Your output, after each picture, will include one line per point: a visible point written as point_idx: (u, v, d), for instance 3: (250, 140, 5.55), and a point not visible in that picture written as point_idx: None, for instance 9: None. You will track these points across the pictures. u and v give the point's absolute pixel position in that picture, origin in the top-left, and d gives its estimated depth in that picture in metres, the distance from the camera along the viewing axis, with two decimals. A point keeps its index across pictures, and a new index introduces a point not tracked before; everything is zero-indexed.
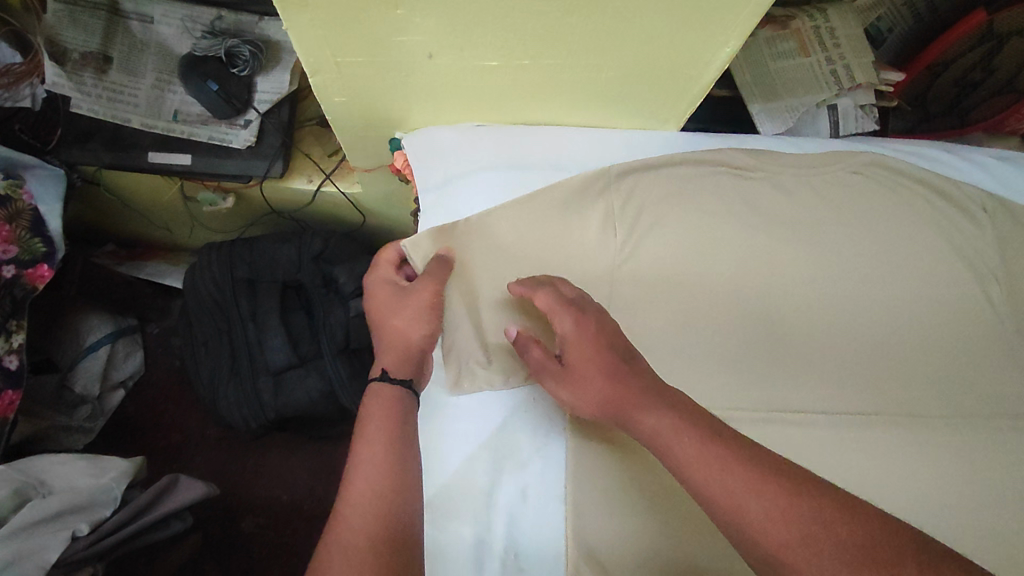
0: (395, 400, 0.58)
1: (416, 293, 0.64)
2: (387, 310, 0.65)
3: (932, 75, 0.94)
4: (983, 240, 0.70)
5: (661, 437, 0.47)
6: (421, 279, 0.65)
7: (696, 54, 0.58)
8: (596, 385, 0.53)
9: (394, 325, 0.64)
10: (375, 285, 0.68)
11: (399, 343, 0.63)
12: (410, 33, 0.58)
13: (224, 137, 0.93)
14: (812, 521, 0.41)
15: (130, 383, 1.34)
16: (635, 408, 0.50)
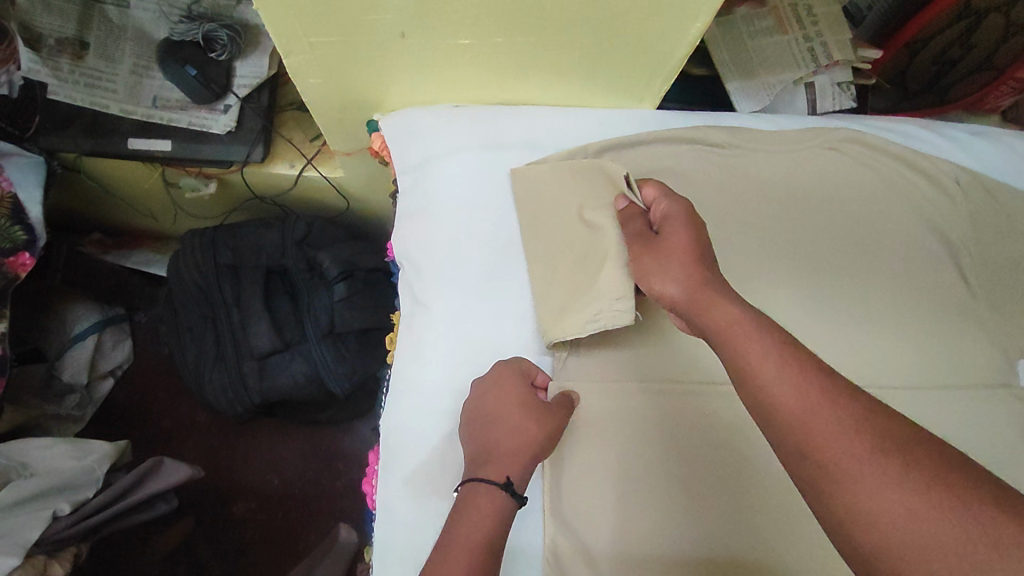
0: (500, 510, 0.52)
1: (553, 417, 0.59)
2: (523, 418, 0.58)
3: (909, 52, 0.94)
4: (957, 214, 0.71)
5: (727, 333, 0.44)
6: (559, 411, 0.60)
7: (665, 30, 0.58)
8: (678, 265, 0.48)
9: (521, 432, 0.57)
10: (501, 375, 0.61)
11: (520, 451, 0.56)
12: (381, 12, 0.58)
13: (204, 122, 0.92)
14: (879, 435, 0.36)
15: (119, 372, 1.34)
16: (709, 299, 0.45)
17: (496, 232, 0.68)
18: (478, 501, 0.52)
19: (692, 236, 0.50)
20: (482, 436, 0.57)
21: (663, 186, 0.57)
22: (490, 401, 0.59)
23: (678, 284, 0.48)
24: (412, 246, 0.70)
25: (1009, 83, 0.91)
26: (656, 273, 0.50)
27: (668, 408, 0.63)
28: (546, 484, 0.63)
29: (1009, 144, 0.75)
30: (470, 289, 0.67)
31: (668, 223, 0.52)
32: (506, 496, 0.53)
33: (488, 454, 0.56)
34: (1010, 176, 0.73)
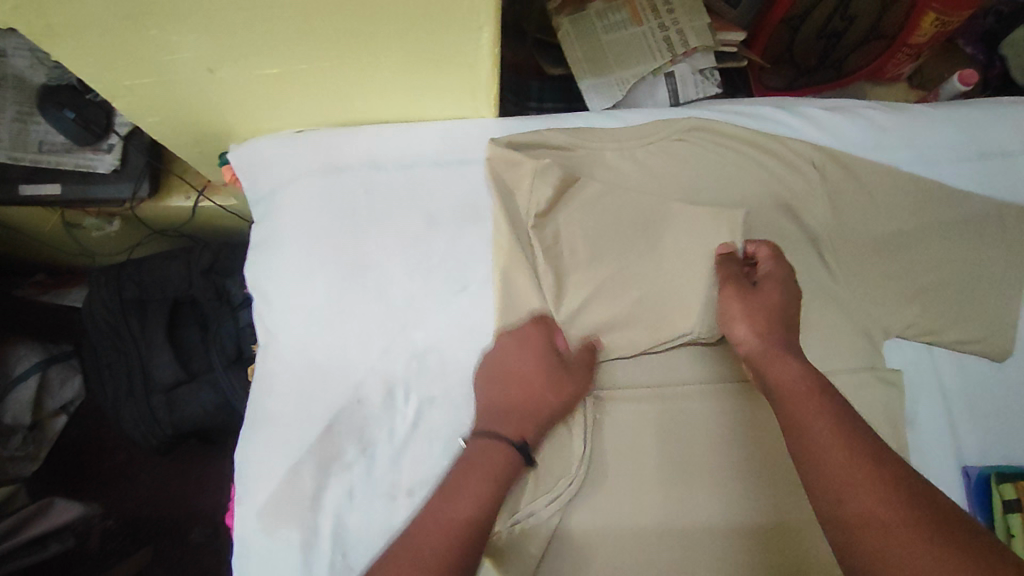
0: (508, 465, 0.56)
1: (574, 380, 0.61)
2: (542, 384, 0.60)
3: (790, 29, 0.90)
4: (814, 197, 0.69)
5: (784, 389, 0.51)
6: (584, 370, 0.62)
7: (464, 42, 0.57)
8: (755, 317, 0.57)
9: (537, 391, 0.60)
10: (525, 336, 0.62)
11: (533, 414, 0.59)
12: (177, 51, 0.57)
13: (88, 163, 0.92)
14: (901, 500, 0.42)
15: (73, 407, 1.32)
16: (776, 356, 0.54)
17: (340, 257, 0.68)
18: (490, 453, 0.56)
19: (782, 297, 0.59)
20: (499, 401, 0.60)
21: (776, 247, 0.63)
22: (513, 364, 0.61)
23: (752, 331, 0.57)
24: (264, 277, 0.70)
25: (903, 52, 0.89)
26: (739, 318, 0.58)
27: (697, 407, 0.65)
28: (558, 495, 0.61)
29: (866, 116, 0.73)
30: (317, 317, 0.67)
31: (766, 282, 0.60)
32: (516, 458, 0.56)
33: (500, 423, 0.59)
34: (867, 148, 0.72)
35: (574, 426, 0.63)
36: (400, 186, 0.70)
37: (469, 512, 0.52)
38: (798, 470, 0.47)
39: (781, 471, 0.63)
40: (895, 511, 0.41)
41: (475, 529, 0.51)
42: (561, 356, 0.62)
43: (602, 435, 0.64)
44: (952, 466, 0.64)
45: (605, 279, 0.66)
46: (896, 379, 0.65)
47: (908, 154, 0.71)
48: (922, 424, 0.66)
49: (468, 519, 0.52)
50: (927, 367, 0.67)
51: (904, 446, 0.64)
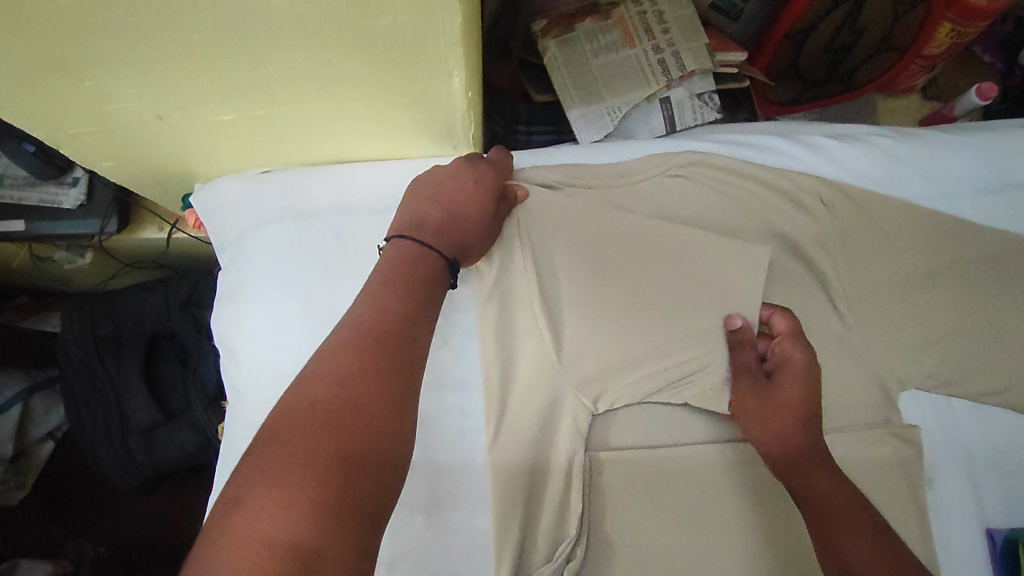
0: (421, 262, 0.53)
1: (491, 180, 0.59)
2: (481, 214, 0.58)
3: (795, 44, 0.83)
4: (823, 236, 0.64)
5: (823, 508, 0.51)
6: (495, 168, 0.61)
7: (433, 87, 0.52)
8: (789, 422, 0.56)
9: (469, 219, 0.57)
10: (483, 179, 0.59)
11: (450, 200, 0.57)
12: (120, 101, 0.52)
13: (54, 198, 0.86)
14: None
15: (57, 435, 1.09)
16: (813, 466, 0.54)
17: (310, 310, 0.63)
18: (403, 242, 0.54)
19: (807, 394, 0.57)
20: (420, 185, 0.59)
21: (796, 322, 0.60)
22: (465, 184, 0.58)
23: (785, 438, 0.56)
24: (230, 330, 0.65)
25: (916, 63, 0.85)
26: (771, 423, 0.57)
27: (699, 470, 0.60)
28: (557, 559, 0.57)
29: (879, 145, 0.67)
30: (287, 374, 0.62)
31: (784, 376, 0.58)
32: (430, 250, 0.53)
33: (420, 203, 0.57)
34: (880, 182, 0.66)
35: (566, 493, 0.58)
36: (374, 232, 0.64)
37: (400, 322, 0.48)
38: None
39: (787, 537, 0.59)
40: None
41: (403, 342, 0.47)
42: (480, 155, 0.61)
43: (596, 500, 0.59)
44: (975, 530, 0.59)
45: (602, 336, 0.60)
46: (915, 437, 0.60)
47: (925, 187, 0.66)
48: (942, 483, 0.60)
49: (400, 315, 0.48)
50: (948, 421, 0.61)
51: (923, 509, 0.59)
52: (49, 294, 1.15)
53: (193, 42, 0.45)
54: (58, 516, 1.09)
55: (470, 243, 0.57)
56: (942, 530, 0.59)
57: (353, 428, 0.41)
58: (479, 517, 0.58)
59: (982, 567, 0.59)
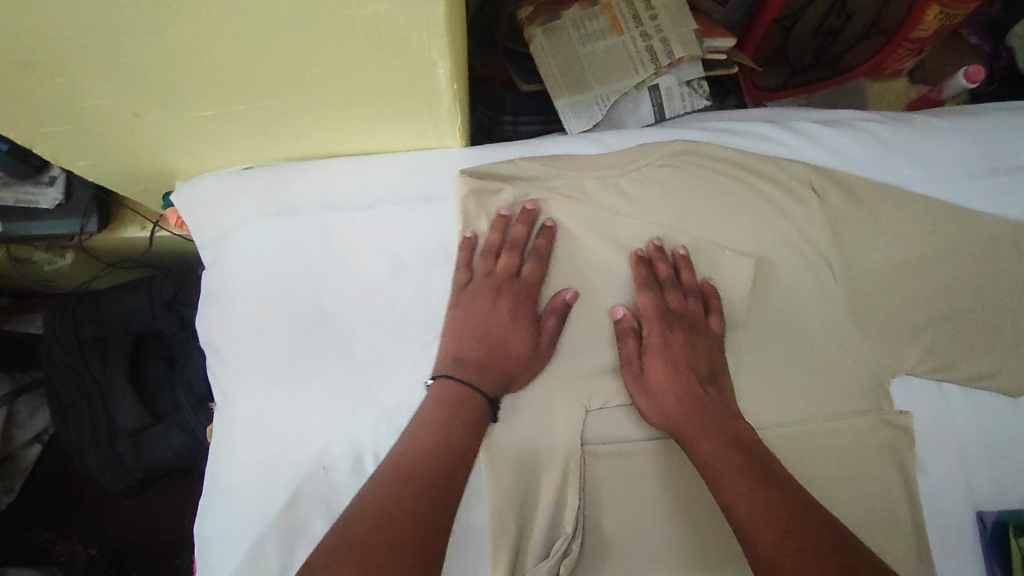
0: (471, 410, 0.55)
1: (526, 310, 0.60)
2: (516, 343, 0.58)
3: (783, 29, 0.84)
4: (813, 223, 0.63)
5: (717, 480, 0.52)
6: (534, 278, 0.61)
7: (418, 79, 0.50)
8: (666, 396, 0.57)
9: (510, 350, 0.58)
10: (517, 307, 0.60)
11: (489, 336, 0.59)
12: (92, 98, 0.50)
13: (30, 198, 0.83)
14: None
15: (45, 438, 1.06)
16: (695, 431, 0.54)
17: (297, 308, 0.62)
18: (446, 380, 0.56)
19: (678, 360, 0.58)
20: (458, 316, 0.60)
21: (659, 300, 0.60)
22: (501, 314, 0.59)
23: (666, 409, 0.56)
24: (215, 331, 0.63)
25: (904, 47, 0.84)
26: (657, 404, 0.57)
27: (694, 460, 0.60)
28: (558, 548, 0.56)
29: (868, 130, 0.67)
30: (274, 375, 0.61)
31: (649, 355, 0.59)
32: (475, 391, 0.56)
33: (458, 340, 0.59)
34: (870, 168, 0.66)
35: (561, 487, 0.58)
36: (361, 229, 0.63)
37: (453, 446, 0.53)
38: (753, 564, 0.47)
39: None
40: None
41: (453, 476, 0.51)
42: (514, 274, 0.61)
43: (591, 495, 0.59)
44: (966, 513, 0.60)
45: (592, 328, 0.61)
46: (906, 423, 0.60)
47: (913, 172, 0.66)
48: (932, 467, 0.61)
49: (451, 455, 0.52)
50: (938, 405, 0.62)
51: (914, 494, 0.59)
52: (30, 295, 1.13)
53: (167, 35, 0.43)
54: (49, 518, 1.08)
55: (514, 377, 0.58)
56: (932, 514, 0.60)
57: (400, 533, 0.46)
58: (473, 514, 0.58)
59: (974, 549, 0.59)
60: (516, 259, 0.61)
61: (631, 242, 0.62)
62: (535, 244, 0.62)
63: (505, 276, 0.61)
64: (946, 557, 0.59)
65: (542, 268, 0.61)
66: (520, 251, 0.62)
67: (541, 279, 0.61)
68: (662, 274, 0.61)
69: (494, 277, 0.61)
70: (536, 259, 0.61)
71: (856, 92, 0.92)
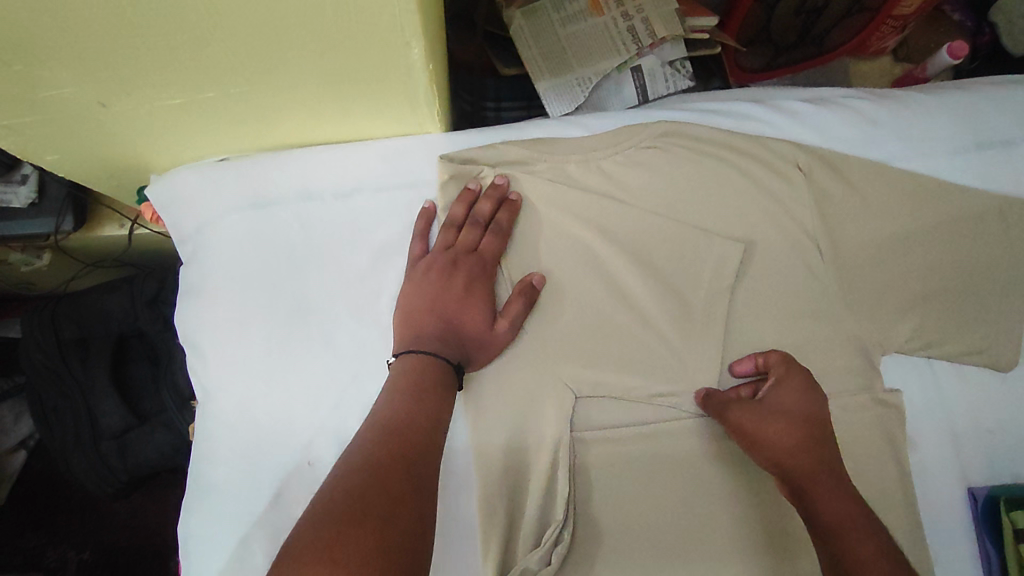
0: (436, 371, 0.54)
1: (483, 279, 0.59)
2: (475, 313, 0.58)
3: (767, 8, 0.85)
4: (800, 202, 0.63)
5: (841, 542, 0.50)
6: (495, 247, 0.60)
7: (393, 60, 0.49)
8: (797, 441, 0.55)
9: (469, 321, 0.58)
10: (473, 275, 0.59)
11: (446, 310, 0.58)
12: (55, 87, 0.49)
13: (2, 196, 0.80)
14: None
15: (30, 443, 1.05)
16: (822, 489, 0.52)
17: (278, 302, 0.61)
18: (410, 354, 0.55)
19: (803, 416, 0.56)
20: (415, 288, 0.59)
21: (787, 352, 0.58)
22: (459, 284, 0.58)
23: (787, 449, 0.54)
24: (194, 328, 0.62)
25: (888, 24, 0.83)
26: (776, 440, 0.55)
27: (684, 445, 0.59)
28: (548, 537, 0.56)
29: (852, 107, 0.66)
30: (255, 371, 0.60)
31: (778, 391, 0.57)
32: (440, 357, 0.55)
33: (413, 311, 0.58)
34: (855, 145, 0.65)
35: (551, 475, 0.57)
36: (340, 219, 0.62)
37: (432, 411, 0.52)
38: None
39: (772, 505, 0.58)
40: None
41: (429, 442, 0.50)
42: (472, 249, 0.60)
43: (583, 482, 0.58)
44: (957, 489, 0.60)
45: (578, 313, 0.60)
46: (895, 400, 0.59)
47: (899, 148, 0.65)
48: (921, 444, 0.60)
49: (427, 422, 0.51)
50: (928, 382, 0.61)
51: (905, 471, 0.59)
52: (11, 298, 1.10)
53: (127, 20, 0.42)
54: (37, 525, 1.06)
55: (474, 349, 0.57)
56: (923, 489, 0.60)
57: (393, 492, 0.45)
58: (463, 504, 0.57)
59: (964, 525, 0.59)
60: (477, 234, 0.60)
61: (616, 225, 0.62)
62: (497, 219, 0.61)
63: (463, 250, 0.60)
64: (937, 533, 0.59)
65: (501, 244, 0.61)
66: (483, 227, 0.60)
67: (500, 255, 0.61)
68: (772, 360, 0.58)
69: (453, 250, 0.60)
70: (496, 233, 0.60)
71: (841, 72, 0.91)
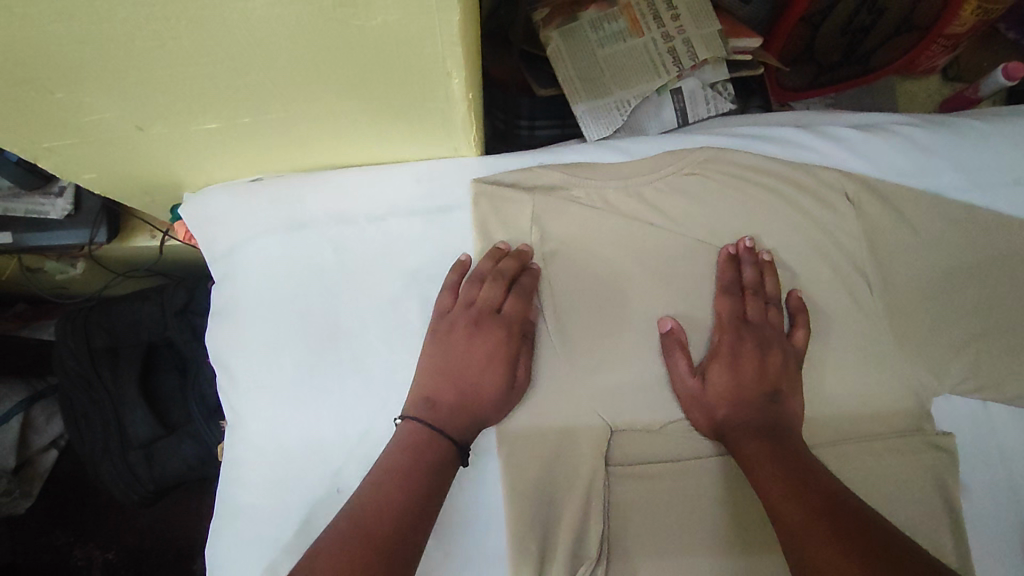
0: (439, 451, 0.53)
1: (505, 338, 0.57)
2: (492, 376, 0.56)
3: (810, 27, 0.80)
4: (849, 233, 0.60)
5: (754, 465, 0.52)
6: (520, 297, 0.58)
7: (432, 89, 0.48)
8: (736, 381, 0.56)
9: (486, 382, 0.56)
10: (494, 339, 0.57)
11: (462, 378, 0.56)
12: (95, 112, 0.49)
13: (39, 209, 0.81)
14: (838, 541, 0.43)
15: (63, 441, 1.06)
16: (745, 422, 0.54)
17: (308, 324, 0.60)
18: (416, 422, 0.54)
19: (757, 359, 0.56)
20: (429, 353, 0.57)
21: (728, 299, 0.58)
22: (475, 351, 0.56)
23: (724, 394, 0.56)
24: (225, 348, 0.61)
25: (938, 43, 0.80)
26: (719, 384, 0.56)
27: (726, 487, 0.56)
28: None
29: (904, 135, 0.63)
30: (286, 394, 0.59)
31: (727, 353, 0.57)
32: (443, 435, 0.53)
33: (426, 380, 0.56)
34: (908, 175, 0.62)
35: (585, 511, 0.55)
36: (373, 243, 0.61)
37: (439, 472, 0.52)
38: (783, 542, 0.46)
39: None
40: (836, 555, 0.43)
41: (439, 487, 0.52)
42: (494, 311, 0.57)
43: (616, 518, 0.56)
44: (1013, 540, 0.56)
45: (613, 344, 0.59)
46: (949, 445, 0.56)
47: (955, 179, 0.62)
48: (976, 491, 0.57)
49: (441, 475, 0.52)
50: (983, 426, 0.58)
51: (959, 521, 0.55)
52: (46, 302, 1.11)
53: (169, 49, 0.41)
54: (66, 524, 1.08)
55: (489, 414, 0.56)
56: (977, 541, 0.56)
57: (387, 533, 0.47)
58: (494, 542, 0.55)
59: None
60: (501, 291, 0.58)
61: (656, 254, 0.60)
62: (521, 282, 0.58)
63: (485, 310, 0.57)
64: None
65: (525, 304, 0.58)
66: (505, 284, 0.58)
67: (524, 317, 0.58)
68: (746, 278, 0.59)
69: (474, 309, 0.58)
70: (520, 295, 0.58)
71: (886, 92, 0.88)
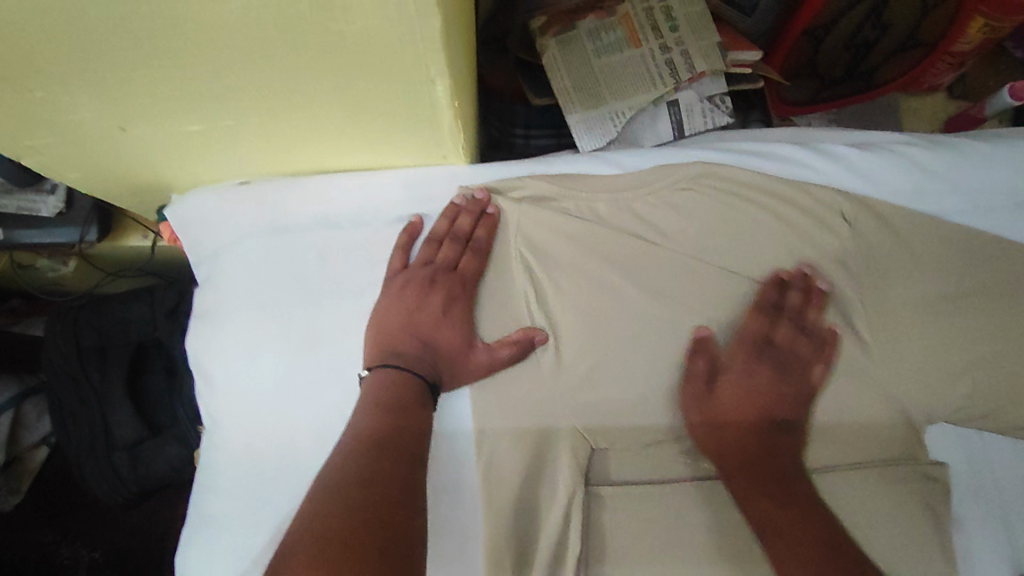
0: (410, 382, 0.53)
1: (461, 297, 0.57)
2: (449, 331, 0.56)
3: (813, 40, 0.79)
4: (844, 254, 0.59)
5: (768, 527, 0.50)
6: (476, 256, 0.58)
7: (418, 96, 0.47)
8: (731, 407, 0.56)
9: (443, 335, 0.56)
10: (452, 292, 0.57)
11: (421, 330, 0.56)
12: (76, 111, 0.48)
13: (30, 205, 0.79)
14: None
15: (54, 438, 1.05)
16: (750, 468, 0.53)
17: (289, 332, 0.59)
18: (384, 368, 0.53)
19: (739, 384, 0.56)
20: (385, 304, 0.57)
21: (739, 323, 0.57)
22: (433, 304, 0.56)
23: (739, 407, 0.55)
24: (205, 353, 0.60)
25: (944, 60, 0.78)
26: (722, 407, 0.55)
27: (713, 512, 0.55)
28: None
29: (906, 155, 0.62)
30: (263, 402, 0.58)
31: (725, 383, 0.56)
32: (413, 374, 0.53)
33: (386, 330, 0.56)
34: (906, 194, 0.61)
35: (566, 530, 0.54)
36: (359, 251, 0.60)
37: (417, 424, 0.51)
38: None
39: None
40: None
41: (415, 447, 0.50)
42: (450, 267, 0.58)
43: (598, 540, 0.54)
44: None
45: (600, 360, 0.57)
46: (943, 475, 0.55)
47: (956, 201, 0.60)
48: (971, 523, 0.55)
49: (413, 432, 0.51)
50: (977, 457, 0.57)
51: (952, 553, 0.54)
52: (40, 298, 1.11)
53: (146, 50, 0.41)
54: (53, 521, 1.07)
55: (451, 370, 0.55)
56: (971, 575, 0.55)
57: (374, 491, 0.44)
58: (470, 560, 0.54)
59: None
60: (457, 250, 0.58)
61: (647, 271, 0.58)
62: (476, 237, 0.59)
63: (442, 268, 0.58)
64: None
65: (480, 262, 0.58)
66: (463, 243, 0.59)
67: (479, 273, 0.58)
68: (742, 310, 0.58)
69: (431, 267, 0.58)
70: (476, 252, 0.58)
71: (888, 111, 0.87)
